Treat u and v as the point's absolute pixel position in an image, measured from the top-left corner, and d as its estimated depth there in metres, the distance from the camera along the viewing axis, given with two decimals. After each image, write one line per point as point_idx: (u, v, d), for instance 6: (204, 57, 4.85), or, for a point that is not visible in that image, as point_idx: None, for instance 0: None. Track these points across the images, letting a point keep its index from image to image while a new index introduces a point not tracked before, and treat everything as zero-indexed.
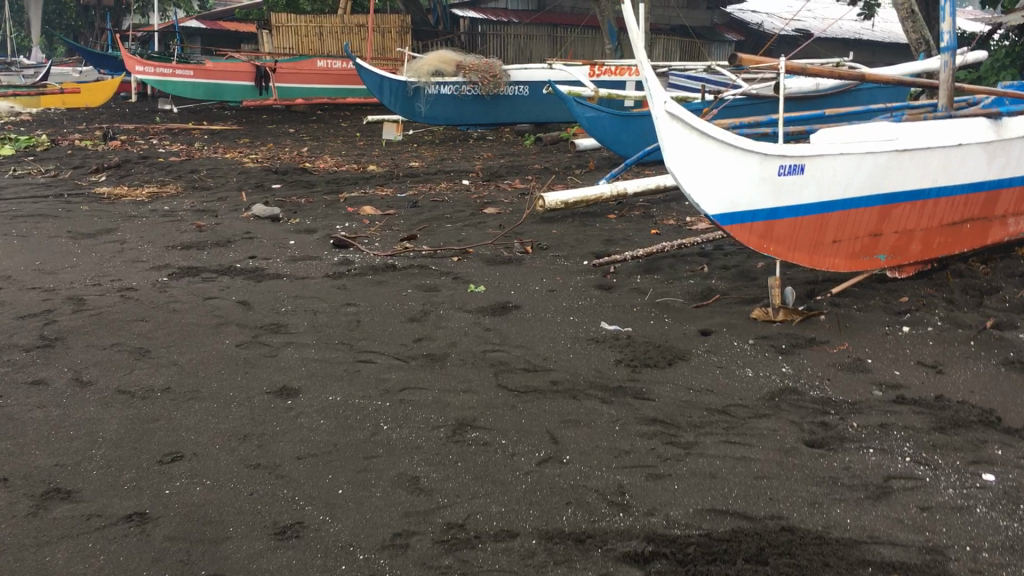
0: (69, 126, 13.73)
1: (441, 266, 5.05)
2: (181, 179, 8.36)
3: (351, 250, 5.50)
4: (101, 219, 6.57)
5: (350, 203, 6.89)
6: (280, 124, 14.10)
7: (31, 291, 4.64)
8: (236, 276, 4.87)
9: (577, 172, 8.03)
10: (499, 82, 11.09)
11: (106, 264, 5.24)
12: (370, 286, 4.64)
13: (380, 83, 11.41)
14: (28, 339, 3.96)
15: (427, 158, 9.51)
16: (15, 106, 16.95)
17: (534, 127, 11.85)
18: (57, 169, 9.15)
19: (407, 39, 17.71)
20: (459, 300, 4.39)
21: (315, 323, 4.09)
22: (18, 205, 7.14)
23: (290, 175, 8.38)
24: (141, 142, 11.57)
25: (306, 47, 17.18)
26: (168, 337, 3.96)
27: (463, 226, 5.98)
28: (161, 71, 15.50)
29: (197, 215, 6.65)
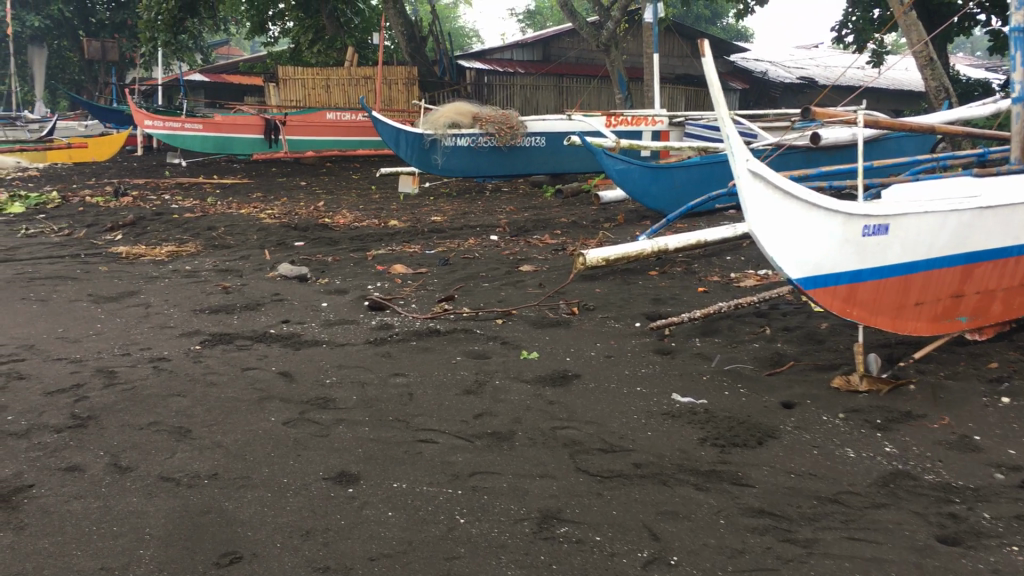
0: (78, 182, 13.54)
1: (485, 330, 4.81)
2: (199, 236, 8.14)
3: (387, 311, 5.27)
4: (121, 281, 6.33)
5: (378, 261, 6.66)
6: (291, 177, 13.93)
7: (57, 362, 4.38)
8: (273, 343, 4.62)
9: (607, 226, 7.80)
10: (517, 133, 10.93)
11: (132, 331, 4.98)
12: (415, 353, 4.39)
13: (396, 135, 11.23)
14: (58, 418, 3.69)
15: (449, 211, 9.29)
16: (21, 161, 16.82)
17: (551, 178, 11.66)
18: (70, 227, 8.92)
19: (415, 90, 17.63)
20: (514, 368, 4.14)
21: (364, 396, 3.84)
22: (34, 267, 6.90)
23: (311, 231, 8.16)
24: (153, 198, 11.36)
25: (314, 99, 17.09)
26: (208, 414, 3.70)
27: (501, 284, 5.75)
28: (170, 125, 15.39)
29: (221, 276, 6.41)
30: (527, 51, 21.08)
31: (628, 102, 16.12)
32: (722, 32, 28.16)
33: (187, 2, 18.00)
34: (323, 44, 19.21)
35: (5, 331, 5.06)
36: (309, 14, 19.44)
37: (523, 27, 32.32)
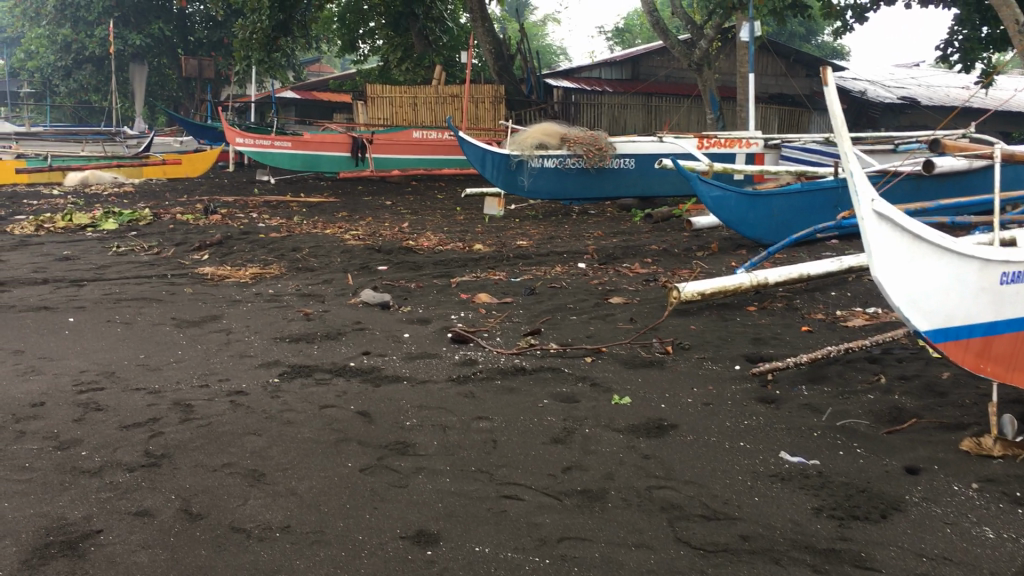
0: (171, 198, 13.77)
1: (574, 369, 4.57)
2: (283, 257, 8.09)
3: (471, 345, 5.06)
4: (205, 304, 6.28)
5: (462, 288, 6.47)
6: (376, 196, 13.93)
7: (136, 393, 4.29)
8: (351, 378, 4.45)
9: (699, 255, 7.48)
10: (605, 155, 10.67)
11: (212, 359, 4.88)
12: (500, 394, 4.16)
13: (482, 156, 11.07)
14: (132, 455, 3.57)
15: (534, 236, 9.08)
16: (118, 176, 17.27)
17: (640, 202, 11.36)
18: (160, 245, 9.00)
19: (502, 109, 17.55)
20: (604, 415, 3.88)
21: (446, 443, 3.62)
22: (122, 287, 6.92)
23: (395, 254, 8.04)
24: (241, 216, 11.44)
25: (401, 117, 17.10)
26: (283, 457, 3.53)
27: (590, 318, 5.49)
28: (260, 143, 15.57)
29: (304, 301, 6.31)
30: (616, 70, 20.77)
31: (719, 122, 15.76)
32: (816, 50, 27.42)
33: (281, 21, 18.27)
34: (412, 62, 19.29)
35: (87, 356, 5.01)
36: (398, 32, 19.56)
37: (611, 45, 32.09)
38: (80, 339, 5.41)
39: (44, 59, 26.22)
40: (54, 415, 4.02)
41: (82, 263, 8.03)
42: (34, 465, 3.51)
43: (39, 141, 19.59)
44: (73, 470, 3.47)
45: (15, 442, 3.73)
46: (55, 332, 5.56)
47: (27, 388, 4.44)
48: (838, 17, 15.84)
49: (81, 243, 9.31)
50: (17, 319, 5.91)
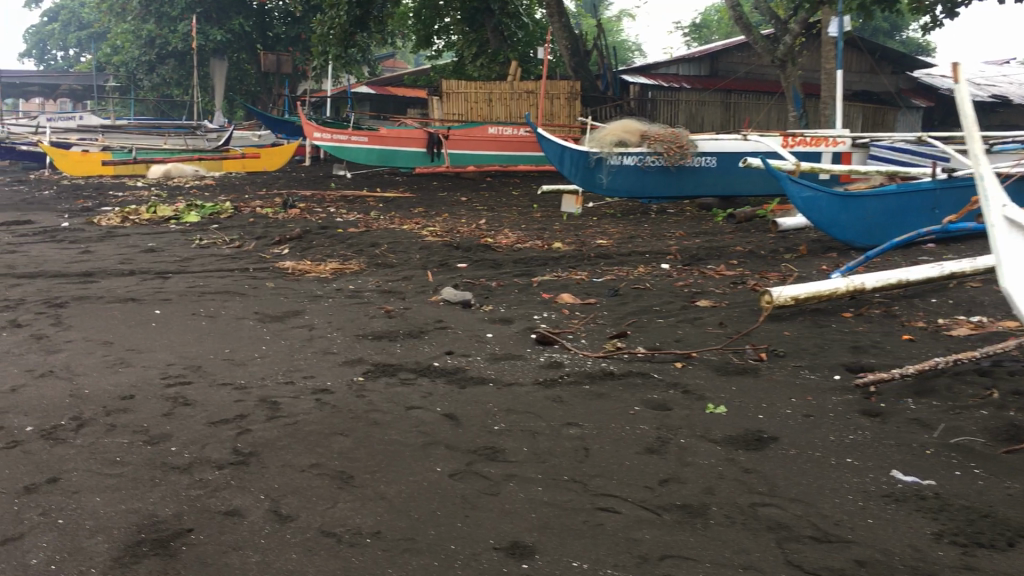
0: (250, 192, 13.95)
1: (664, 375, 4.42)
2: (362, 253, 8.08)
3: (556, 347, 4.95)
4: (286, 298, 6.28)
5: (544, 287, 6.36)
6: (452, 192, 13.89)
7: (223, 388, 4.28)
8: (437, 379, 4.37)
9: (787, 257, 7.25)
10: (686, 153, 10.46)
11: (296, 356, 4.85)
12: (589, 400, 4.03)
13: (561, 152, 10.93)
14: (220, 452, 3.55)
15: (614, 234, 8.93)
16: (199, 169, 17.67)
17: (720, 201, 11.12)
18: (241, 239, 9.08)
19: (577, 105, 17.39)
20: (699, 425, 3.73)
21: (536, 449, 3.51)
22: (205, 280, 6.98)
23: (474, 251, 7.96)
24: (319, 211, 11.52)
25: (476, 113, 17.01)
26: (370, 459, 3.46)
27: (678, 322, 5.33)
28: (337, 138, 15.69)
29: (385, 297, 6.26)
30: (694, 67, 20.65)
31: (802, 120, 15.50)
32: (901, 45, 26.61)
33: (358, 16, 18.36)
34: (486, 57, 19.20)
35: (174, 350, 5.03)
36: (473, 28, 19.51)
37: (688, 41, 31.64)
38: (166, 332, 5.44)
39: (129, 53, 26.70)
40: (143, 409, 4.03)
41: (166, 255, 8.14)
42: (126, 460, 3.51)
43: (124, 134, 20.07)
44: (163, 465, 3.46)
45: (106, 436, 3.74)
46: (143, 325, 5.61)
47: (116, 380, 4.47)
48: (927, 12, 15.21)
49: (165, 235, 9.45)
50: (106, 310, 5.99)
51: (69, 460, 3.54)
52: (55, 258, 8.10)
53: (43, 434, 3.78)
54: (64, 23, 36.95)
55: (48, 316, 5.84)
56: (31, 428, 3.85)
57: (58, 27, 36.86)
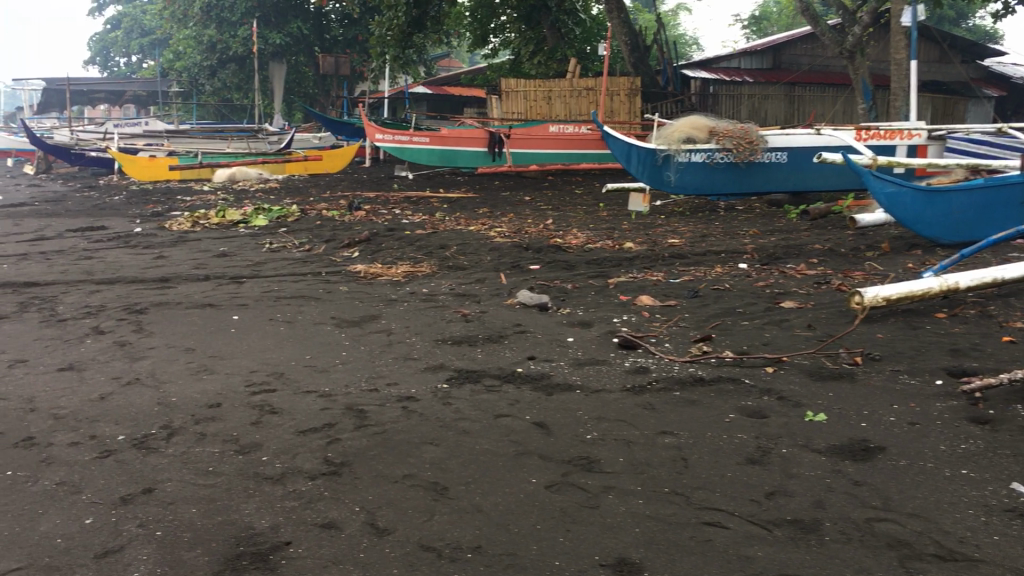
0: (315, 194, 14.04)
1: (756, 380, 4.28)
2: (432, 255, 8.05)
3: (640, 350, 4.85)
4: (361, 303, 6.26)
5: (620, 289, 6.25)
6: (515, 192, 13.83)
7: (308, 396, 4.26)
8: (522, 385, 4.30)
9: (869, 255, 7.05)
10: (756, 148, 10.28)
11: (377, 362, 4.82)
12: (682, 407, 3.91)
13: (627, 150, 10.79)
14: (311, 462, 3.52)
15: (686, 233, 8.78)
16: (263, 172, 17.86)
17: (791, 198, 10.89)
18: (310, 242, 9.12)
19: (637, 101, 17.20)
20: (800, 434, 3.59)
21: (632, 459, 3.41)
22: (279, 284, 7.00)
23: (545, 252, 7.88)
24: (385, 212, 11.53)
25: (535, 112, 16.90)
26: (463, 469, 3.40)
27: (764, 324, 5.19)
28: (400, 139, 15.73)
29: (460, 301, 6.21)
30: (756, 60, 20.35)
31: (871, 112, 15.19)
32: (968, 33, 25.87)
33: (415, 17, 18.39)
34: (544, 55, 19.07)
35: (256, 356, 5.04)
36: (530, 25, 19.41)
37: (746, 34, 31.14)
38: (246, 337, 5.46)
39: (192, 59, 27.10)
40: (231, 417, 4.02)
41: (239, 260, 8.21)
42: (218, 470, 3.50)
43: (188, 138, 20.38)
44: (256, 476, 3.43)
45: (197, 445, 3.74)
46: (223, 330, 5.64)
47: (202, 387, 4.48)
48: None
49: (236, 239, 9.54)
50: (186, 316, 6.03)
51: (162, 470, 3.54)
52: (131, 263, 8.21)
53: (135, 443, 3.79)
54: (127, 30, 37.72)
55: (130, 322, 5.90)
56: (123, 437, 3.87)
57: (121, 34, 37.64)
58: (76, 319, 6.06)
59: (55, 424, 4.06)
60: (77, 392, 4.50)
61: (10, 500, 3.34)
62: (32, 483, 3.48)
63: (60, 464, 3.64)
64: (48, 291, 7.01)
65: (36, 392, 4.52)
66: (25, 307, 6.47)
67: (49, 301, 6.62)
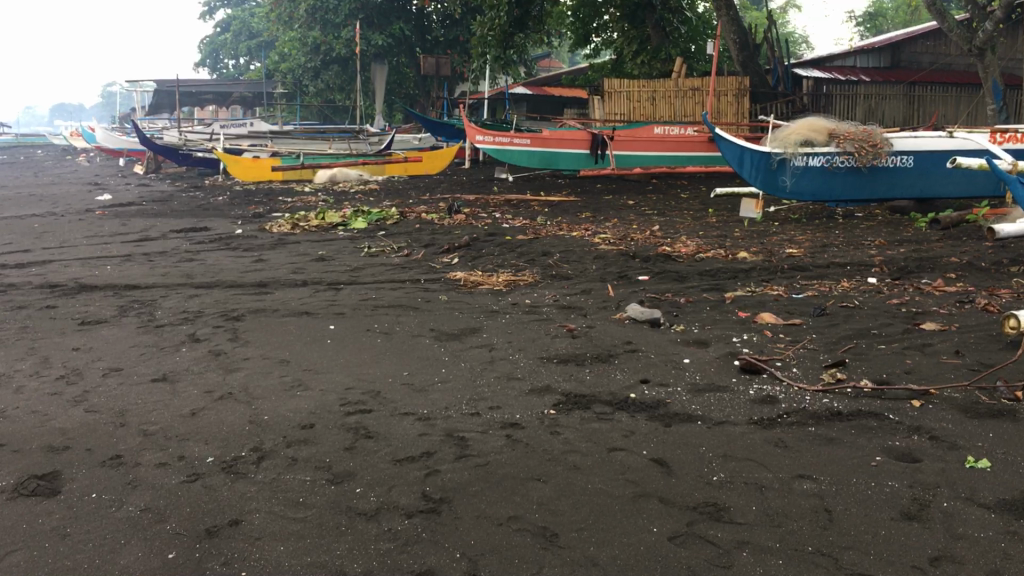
0: (415, 196, 13.91)
1: (901, 416, 3.80)
2: (534, 263, 7.72)
3: (764, 376, 4.42)
4: (461, 314, 5.98)
5: (738, 305, 5.80)
6: (618, 195, 13.41)
7: (406, 418, 3.98)
8: (636, 414, 3.93)
9: (1013, 271, 6.45)
10: (880, 152, 9.66)
11: (478, 381, 4.51)
12: (819, 446, 3.48)
13: (740, 154, 10.28)
14: (408, 497, 3.22)
15: (804, 242, 8.24)
16: (363, 174, 17.83)
17: (915, 204, 10.23)
18: (409, 246, 8.92)
19: (745, 102, 16.53)
20: (962, 483, 3.12)
21: (767, 508, 3.00)
22: (377, 292, 6.79)
23: (653, 262, 7.46)
24: (484, 216, 11.28)
25: (639, 113, 16.42)
26: (575, 513, 3.05)
27: (903, 349, 4.69)
28: (500, 139, 15.36)
29: (565, 314, 5.87)
30: (874, 60, 19.66)
31: (1002, 113, 14.33)
32: None
33: (517, 17, 18.13)
34: (647, 55, 18.54)
35: (351, 371, 4.79)
36: (634, 24, 18.92)
37: (860, 32, 29.87)
38: (342, 350, 5.23)
39: (297, 60, 27.53)
40: (325, 441, 3.77)
41: (338, 264, 8.05)
42: (309, 502, 3.24)
43: (291, 140, 20.59)
44: (349, 511, 3.16)
45: (288, 471, 3.50)
46: (319, 340, 5.44)
47: (296, 405, 4.25)
48: None
49: (334, 243, 9.42)
50: (282, 324, 5.85)
51: (251, 499, 3.31)
52: (231, 266, 8.15)
53: (224, 467, 3.58)
54: (236, 33, 38.70)
55: (225, 330, 5.75)
56: (211, 459, 3.67)
57: (231, 37, 38.59)
58: (173, 325, 5.95)
59: (145, 442, 3.88)
60: (168, 407, 4.33)
61: (92, 528, 3.15)
62: (115, 509, 3.28)
63: (146, 488, 3.44)
64: (149, 295, 6.96)
65: (127, 405, 4.37)
66: (124, 311, 6.41)
67: (148, 305, 6.55)
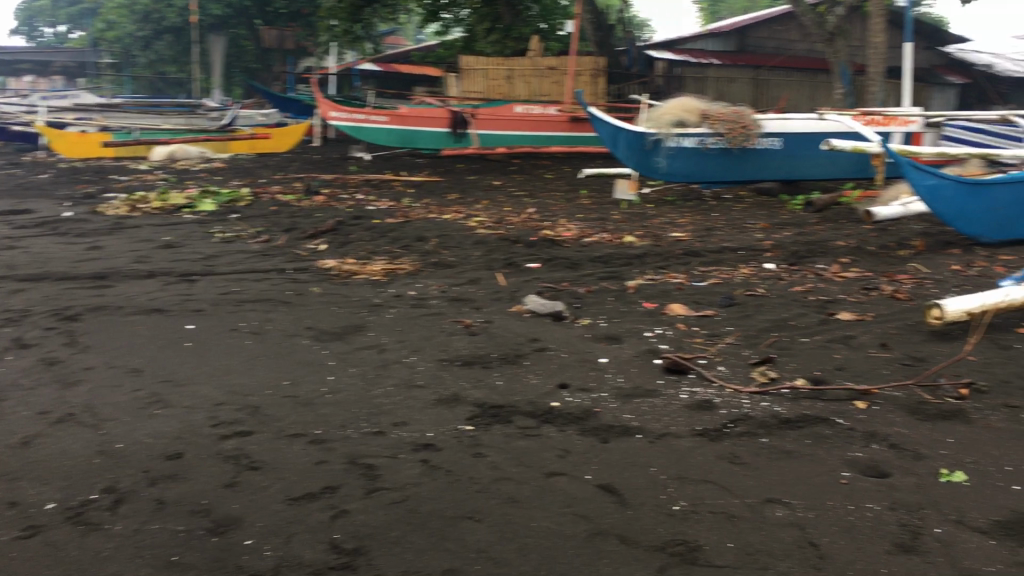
0: (266, 176, 12.97)
1: (851, 420, 3.49)
2: (411, 249, 7.11)
3: (691, 376, 4.02)
4: (340, 308, 5.33)
5: (642, 295, 5.42)
6: (483, 175, 12.94)
7: (295, 442, 3.35)
8: (565, 427, 3.45)
9: (903, 255, 6.39)
10: (750, 134, 9.55)
11: (373, 391, 3.90)
12: (777, 461, 3.11)
13: (615, 133, 9.97)
14: (314, 550, 2.61)
15: (687, 225, 8.02)
16: (205, 151, 16.58)
17: (781, 185, 10.24)
18: (267, 231, 8.11)
19: (601, 82, 16.26)
20: (946, 504, 2.79)
21: (745, 544, 2.58)
22: (238, 284, 6.02)
23: (539, 247, 7.01)
24: (346, 197, 10.53)
25: (495, 91, 15.90)
26: (523, 561, 2.54)
27: (827, 342, 4.41)
28: (355, 116, 14.20)
29: (457, 307, 5.32)
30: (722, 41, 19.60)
31: (849, 97, 14.72)
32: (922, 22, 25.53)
33: None
34: (499, 33, 18.08)
35: (220, 382, 4.07)
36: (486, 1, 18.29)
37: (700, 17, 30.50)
38: (206, 355, 4.49)
39: (124, 29, 25.68)
40: (198, 475, 3.10)
41: (188, 252, 7.19)
42: (186, 562, 2.58)
43: (121, 113, 18.90)
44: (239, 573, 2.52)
45: (156, 520, 2.82)
46: (176, 345, 4.66)
47: (155, 429, 3.52)
48: None
49: (182, 227, 8.48)
50: (128, 325, 5.02)
51: (108, 559, 2.61)
52: (62, 255, 7.15)
53: (70, 517, 2.85)
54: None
55: (60, 333, 4.88)
56: (53, 506, 2.92)
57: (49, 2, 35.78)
58: None
59: None
60: None
61: None
62: None
63: None
64: None
65: None
66: None
67: None
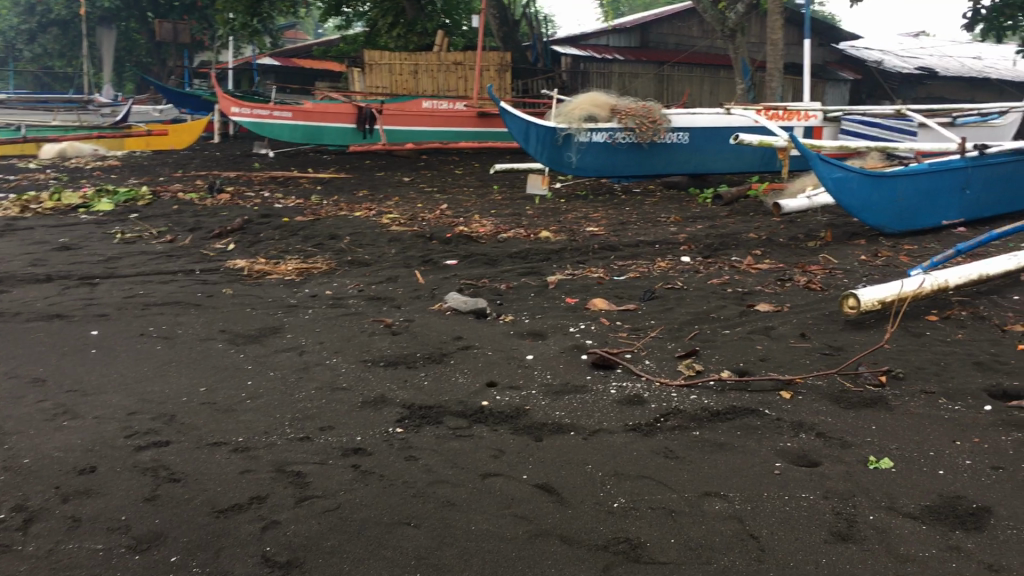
0: (165, 174, 12.52)
1: (778, 411, 3.53)
2: (323, 248, 6.94)
3: (618, 371, 4.02)
4: (254, 310, 5.16)
5: (563, 290, 5.40)
6: (392, 172, 12.77)
7: (217, 452, 3.20)
8: (497, 426, 3.39)
9: (812, 246, 6.55)
10: (660, 128, 9.67)
11: (296, 395, 3.77)
12: (711, 454, 3.12)
13: (526, 129, 9.96)
14: (245, 564, 2.49)
15: (601, 219, 8.06)
16: (98, 148, 15.93)
17: (689, 179, 10.39)
18: (171, 231, 7.81)
19: (507, 78, 16.24)
20: (877, 490, 2.84)
21: (687, 540, 2.57)
22: (144, 287, 5.76)
23: (455, 244, 6.93)
24: (251, 195, 10.24)
25: (402, 87, 15.71)
26: (465, 565, 2.47)
27: (749, 334, 4.46)
28: (257, 112, 14.06)
29: (376, 306, 5.20)
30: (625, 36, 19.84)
31: (749, 93, 15.08)
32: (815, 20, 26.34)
33: None
34: (403, 28, 17.89)
35: (131, 391, 3.88)
36: None
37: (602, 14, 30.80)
38: (114, 362, 4.27)
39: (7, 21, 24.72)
40: (115, 490, 2.93)
41: (87, 254, 6.86)
42: None
43: (6, 109, 18.01)
44: None
45: (71, 539, 2.64)
46: (81, 352, 4.42)
47: (64, 442, 3.32)
48: None
49: (78, 228, 8.09)
50: (26, 333, 4.74)
51: None
52: None
53: None
54: None
55: None
56: None
57: None
58: None
59: None
60: None
61: None
62: None
63: None
64: None
65: None
66: None
67: None
